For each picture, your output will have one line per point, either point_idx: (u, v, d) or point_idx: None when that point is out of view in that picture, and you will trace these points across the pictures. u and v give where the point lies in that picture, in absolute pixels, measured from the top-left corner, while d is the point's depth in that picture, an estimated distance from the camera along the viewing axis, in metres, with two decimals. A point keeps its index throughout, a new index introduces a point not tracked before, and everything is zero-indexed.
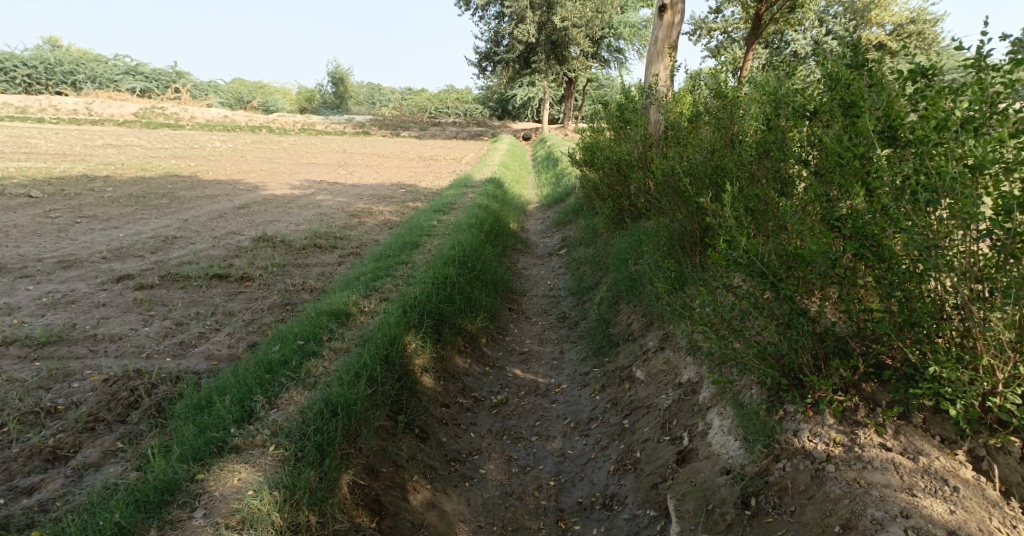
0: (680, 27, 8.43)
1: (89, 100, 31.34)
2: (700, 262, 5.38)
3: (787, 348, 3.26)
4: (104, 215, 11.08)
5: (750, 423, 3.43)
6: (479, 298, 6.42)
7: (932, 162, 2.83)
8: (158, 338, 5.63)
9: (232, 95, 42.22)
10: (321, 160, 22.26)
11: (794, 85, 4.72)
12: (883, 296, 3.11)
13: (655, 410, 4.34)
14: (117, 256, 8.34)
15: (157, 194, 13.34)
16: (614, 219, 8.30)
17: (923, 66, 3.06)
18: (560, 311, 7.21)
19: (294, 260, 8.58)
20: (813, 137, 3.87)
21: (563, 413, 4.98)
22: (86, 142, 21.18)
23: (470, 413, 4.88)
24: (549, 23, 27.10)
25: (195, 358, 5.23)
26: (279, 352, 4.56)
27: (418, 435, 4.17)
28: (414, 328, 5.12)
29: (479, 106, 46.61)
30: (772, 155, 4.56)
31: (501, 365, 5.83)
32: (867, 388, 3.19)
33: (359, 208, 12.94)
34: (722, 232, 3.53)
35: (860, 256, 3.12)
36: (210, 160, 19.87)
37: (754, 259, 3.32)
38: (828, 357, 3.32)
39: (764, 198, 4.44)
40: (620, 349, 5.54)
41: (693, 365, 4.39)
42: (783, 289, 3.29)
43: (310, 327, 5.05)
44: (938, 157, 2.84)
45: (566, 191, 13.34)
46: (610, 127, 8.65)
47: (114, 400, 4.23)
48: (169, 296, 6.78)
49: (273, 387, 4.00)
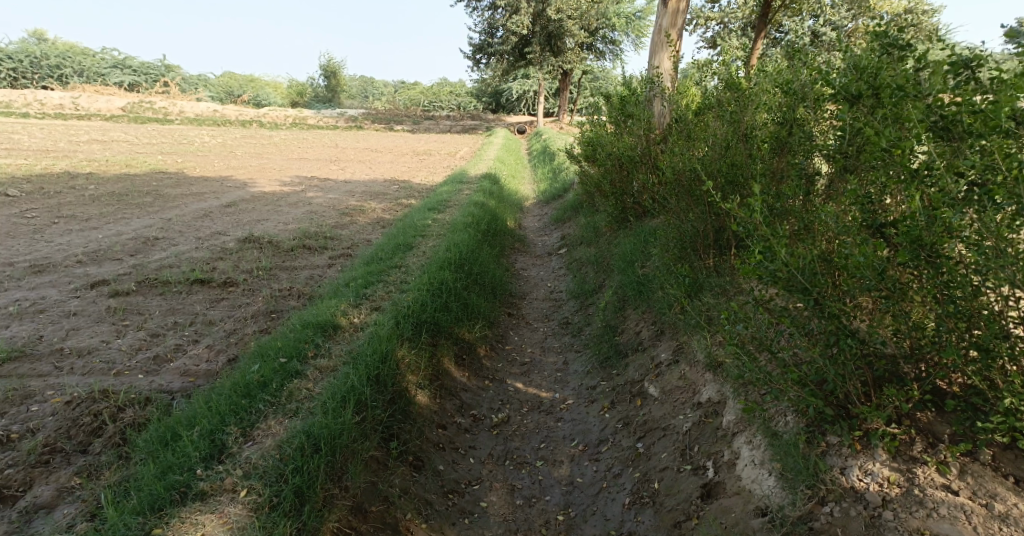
0: (685, 15, 8.00)
1: (75, 94, 30.65)
2: (716, 267, 4.96)
3: (832, 376, 2.87)
4: (84, 214, 10.59)
5: (787, 457, 3.07)
6: (477, 304, 6.02)
7: (997, 158, 2.46)
8: (130, 351, 5.20)
9: (222, 90, 41.51)
10: (312, 155, 21.76)
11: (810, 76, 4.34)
12: (942, 315, 2.72)
13: (673, 434, 3.97)
14: (94, 259, 7.89)
15: (140, 192, 12.86)
16: (617, 217, 7.90)
17: (968, 55, 2.62)
18: (562, 316, 6.81)
19: (282, 262, 8.15)
20: (846, 132, 3.49)
21: (570, 433, 4.59)
22: (70, 138, 20.63)
23: (469, 434, 4.50)
24: (544, 14, 26.52)
25: (169, 375, 4.81)
26: (258, 371, 4.15)
27: (412, 463, 3.79)
28: (407, 341, 4.72)
29: (473, 99, 45.98)
30: (795, 151, 4.18)
31: (501, 377, 5.44)
32: (923, 418, 2.83)
33: (351, 206, 12.51)
34: (756, 241, 3.11)
35: (912, 267, 2.75)
36: (198, 156, 19.34)
37: (796, 273, 2.92)
38: (879, 383, 2.96)
39: (789, 199, 4.03)
40: (629, 361, 5.15)
41: (712, 383, 4.02)
42: (827, 307, 2.89)
43: (294, 341, 4.64)
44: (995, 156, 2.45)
45: (564, 187, 12.93)
46: (611, 120, 8.23)
47: (75, 427, 3.81)
48: (146, 304, 6.34)
49: (250, 415, 3.59)
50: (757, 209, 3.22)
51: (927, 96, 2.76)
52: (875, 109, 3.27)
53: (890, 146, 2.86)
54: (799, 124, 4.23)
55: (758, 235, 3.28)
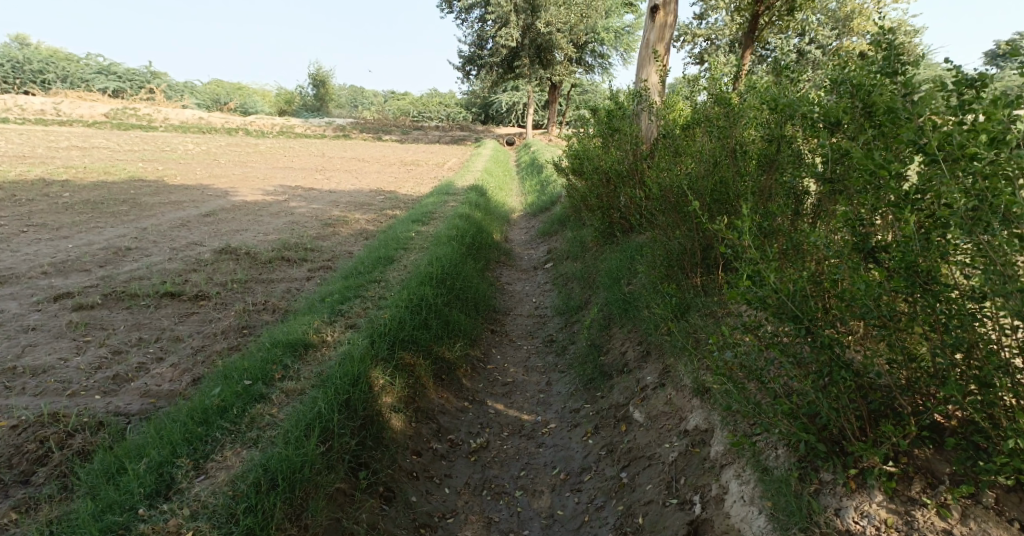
0: (672, 29, 7.90)
1: (57, 100, 30.15)
2: (703, 286, 4.80)
3: (826, 410, 2.68)
4: (55, 223, 10.27)
5: (778, 495, 2.90)
6: (458, 322, 5.80)
7: (989, 184, 2.29)
8: (89, 369, 4.93)
9: (209, 97, 41.11)
10: (298, 164, 21.50)
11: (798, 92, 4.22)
12: (941, 346, 2.56)
13: (658, 463, 3.78)
14: (60, 271, 7.58)
15: (116, 200, 12.53)
16: (604, 231, 7.73)
17: (967, 74, 2.47)
18: (546, 334, 6.61)
19: (259, 275, 7.89)
20: (839, 151, 3.35)
21: (551, 460, 4.38)
22: (49, 144, 20.22)
23: (445, 461, 4.28)
24: (533, 26, 26.50)
25: (128, 396, 4.54)
26: (219, 395, 3.91)
27: (382, 495, 3.57)
28: (382, 361, 4.49)
29: (462, 110, 45.96)
30: (785, 169, 4.04)
31: (481, 398, 5.22)
32: (921, 455, 2.65)
33: (334, 216, 12.27)
34: (744, 264, 2.94)
35: (908, 295, 2.59)
36: (180, 163, 19.01)
37: (787, 300, 2.74)
38: (875, 417, 2.78)
39: (779, 218, 3.87)
40: (613, 383, 4.95)
41: (699, 409, 3.83)
42: (820, 336, 2.70)
43: (260, 362, 4.40)
44: (993, 180, 2.30)
45: (551, 199, 12.78)
46: (598, 133, 8.09)
47: (18, 455, 3.55)
48: (111, 319, 6.06)
49: (205, 444, 3.36)
50: (746, 230, 3.05)
51: (926, 114, 2.60)
52: (869, 129, 3.13)
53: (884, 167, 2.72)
54: (788, 142, 4.09)
55: (746, 257, 3.11)
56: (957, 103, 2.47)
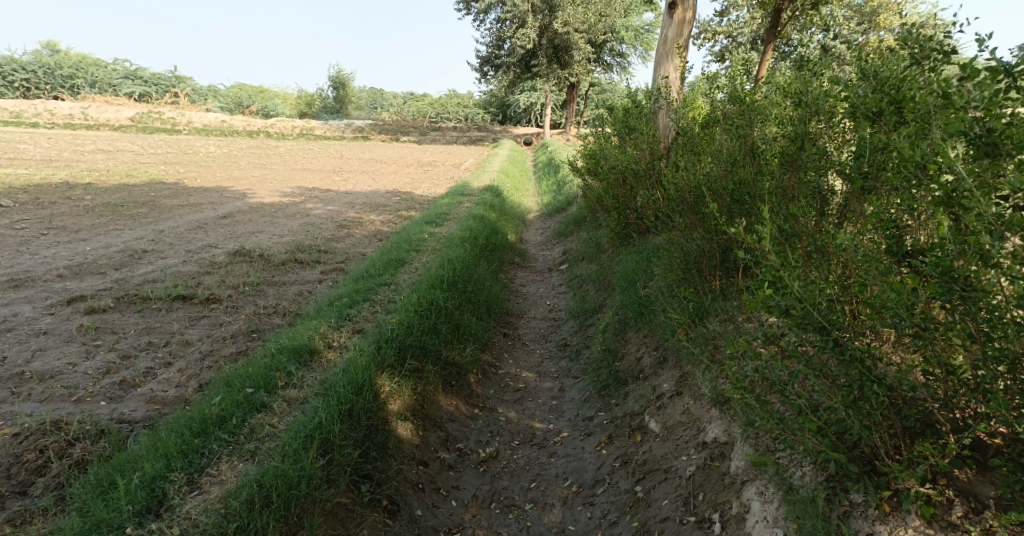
0: (691, 25, 7.68)
1: (84, 104, 30.71)
2: (723, 290, 4.60)
3: (857, 428, 2.45)
4: (75, 226, 10.34)
5: (804, 516, 2.69)
6: (470, 326, 5.66)
7: None
8: (96, 374, 4.88)
9: (232, 100, 41.58)
10: (316, 166, 21.57)
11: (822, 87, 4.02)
12: (984, 359, 2.34)
13: (674, 478, 3.59)
14: (76, 274, 7.60)
15: (136, 203, 12.63)
16: (620, 233, 7.53)
17: (1006, 63, 2.26)
18: (560, 338, 6.43)
19: (271, 277, 7.84)
20: (869, 147, 3.14)
21: (563, 471, 4.21)
22: (75, 148, 20.56)
23: (453, 472, 4.14)
24: (551, 26, 26.35)
25: (133, 402, 4.48)
26: (219, 405, 3.83)
27: (386, 509, 3.44)
28: (388, 368, 4.37)
29: (480, 110, 45.92)
30: (809, 168, 3.84)
31: (492, 405, 5.07)
32: (962, 477, 2.42)
33: (349, 218, 12.22)
34: (765, 270, 2.72)
35: (946, 301, 2.38)
36: (200, 166, 19.18)
37: (813, 310, 2.51)
38: (910, 435, 2.55)
39: (804, 218, 3.66)
40: (629, 390, 4.76)
41: (718, 420, 3.63)
42: (849, 349, 2.48)
43: (264, 369, 4.32)
44: None
45: (568, 200, 12.60)
46: (615, 132, 7.90)
47: (17, 465, 3.50)
48: (122, 322, 6.03)
49: (200, 458, 3.29)
50: (767, 233, 2.81)
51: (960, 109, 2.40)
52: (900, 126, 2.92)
53: (918, 165, 2.51)
54: (812, 139, 3.91)
55: (768, 263, 2.88)
56: (989, 95, 2.27)
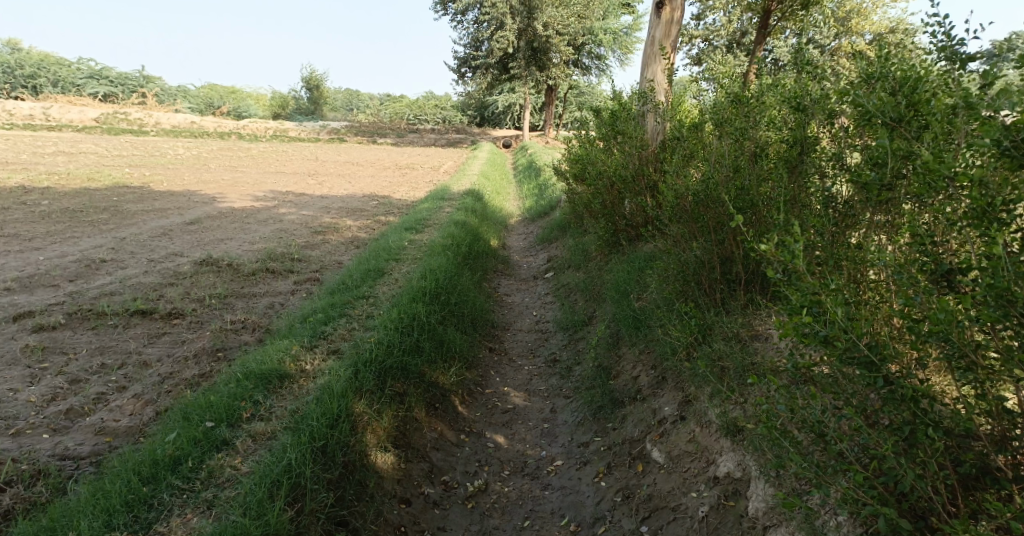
0: (679, 26, 7.41)
1: (45, 104, 29.48)
2: (724, 304, 4.31)
3: (910, 480, 2.11)
4: (29, 233, 9.69)
5: None
6: (454, 341, 5.27)
7: None
8: (40, 401, 4.41)
9: (202, 101, 40.44)
10: (290, 169, 20.95)
11: (823, 87, 3.75)
12: None
13: (685, 519, 3.30)
14: (26, 287, 7.03)
15: (97, 207, 11.97)
16: (608, 240, 7.20)
17: None
18: (548, 352, 6.09)
19: (241, 288, 7.36)
20: (890, 155, 2.84)
21: (559, 506, 3.88)
22: (35, 150, 19.62)
23: (439, 510, 3.78)
24: (529, 28, 26.13)
25: (80, 434, 4.02)
26: (174, 443, 3.47)
27: None
28: (368, 393, 3.97)
29: (458, 113, 45.48)
30: (820, 175, 3.56)
31: (480, 429, 4.71)
32: None
33: (324, 223, 11.75)
34: (797, 293, 2.37)
35: (1002, 330, 2.06)
36: (168, 169, 18.42)
37: (860, 341, 2.17)
38: (967, 484, 2.22)
39: (815, 231, 3.37)
40: (626, 413, 4.44)
41: (730, 453, 3.34)
42: (901, 388, 2.15)
43: (227, 399, 3.93)
44: None
45: (550, 204, 12.27)
46: (600, 135, 7.59)
47: None
48: (73, 341, 5.54)
49: (148, 512, 2.97)
50: (796, 251, 2.47)
51: (999, 111, 2.10)
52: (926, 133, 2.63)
53: (959, 173, 2.19)
54: (814, 143, 3.68)
55: (795, 283, 2.55)
56: None
